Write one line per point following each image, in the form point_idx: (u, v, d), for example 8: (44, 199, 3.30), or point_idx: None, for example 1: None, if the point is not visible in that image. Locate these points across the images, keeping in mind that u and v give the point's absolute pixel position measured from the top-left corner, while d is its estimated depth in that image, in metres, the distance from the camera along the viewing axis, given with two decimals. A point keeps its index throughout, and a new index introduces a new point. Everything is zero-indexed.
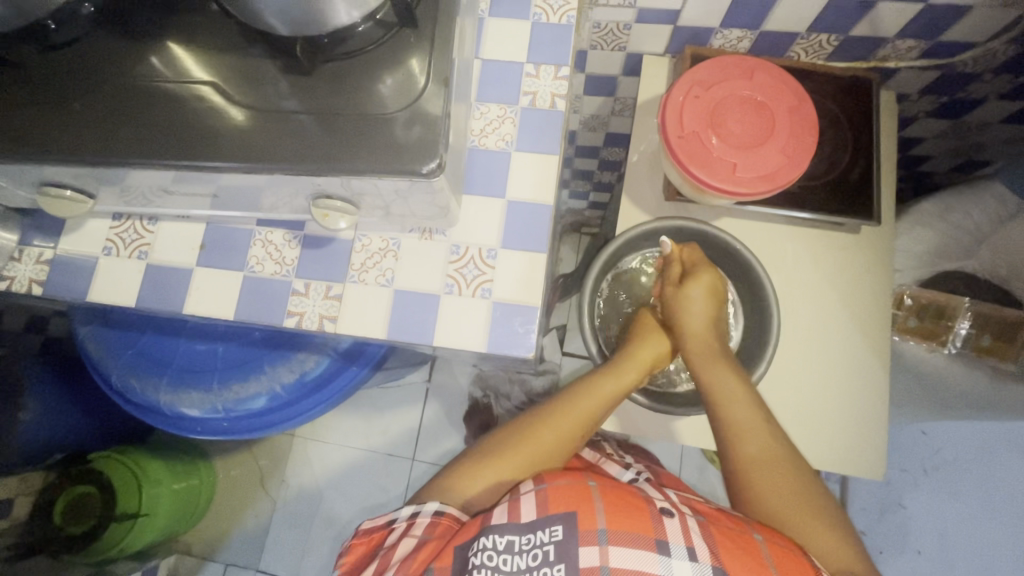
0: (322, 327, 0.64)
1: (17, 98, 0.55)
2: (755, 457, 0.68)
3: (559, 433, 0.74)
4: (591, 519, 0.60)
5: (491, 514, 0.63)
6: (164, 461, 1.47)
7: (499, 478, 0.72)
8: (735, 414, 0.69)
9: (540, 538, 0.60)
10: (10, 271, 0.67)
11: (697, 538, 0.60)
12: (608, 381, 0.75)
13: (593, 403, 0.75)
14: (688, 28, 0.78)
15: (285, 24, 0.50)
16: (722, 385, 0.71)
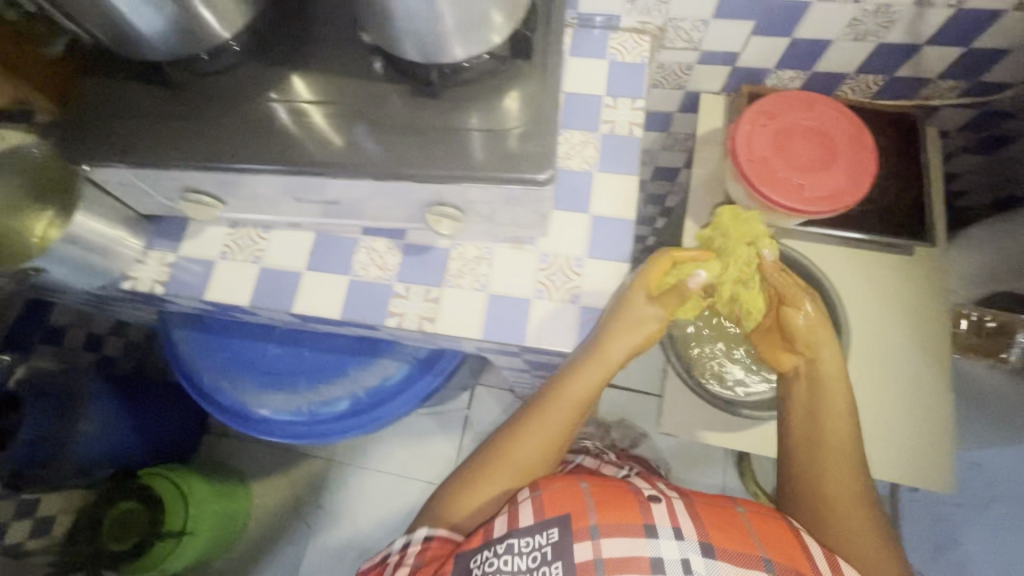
0: (421, 327, 0.69)
1: (174, 116, 0.63)
2: (834, 454, 0.69)
3: (545, 435, 0.70)
4: (583, 516, 0.62)
5: (493, 526, 0.65)
6: (207, 480, 1.49)
7: (496, 491, 0.71)
8: (827, 415, 0.70)
9: (539, 540, 0.61)
10: (135, 272, 0.74)
11: (682, 518, 0.63)
12: (580, 382, 0.67)
13: (566, 405, 0.69)
14: (745, 69, 0.86)
15: (417, 53, 0.57)
16: (834, 385, 0.70)
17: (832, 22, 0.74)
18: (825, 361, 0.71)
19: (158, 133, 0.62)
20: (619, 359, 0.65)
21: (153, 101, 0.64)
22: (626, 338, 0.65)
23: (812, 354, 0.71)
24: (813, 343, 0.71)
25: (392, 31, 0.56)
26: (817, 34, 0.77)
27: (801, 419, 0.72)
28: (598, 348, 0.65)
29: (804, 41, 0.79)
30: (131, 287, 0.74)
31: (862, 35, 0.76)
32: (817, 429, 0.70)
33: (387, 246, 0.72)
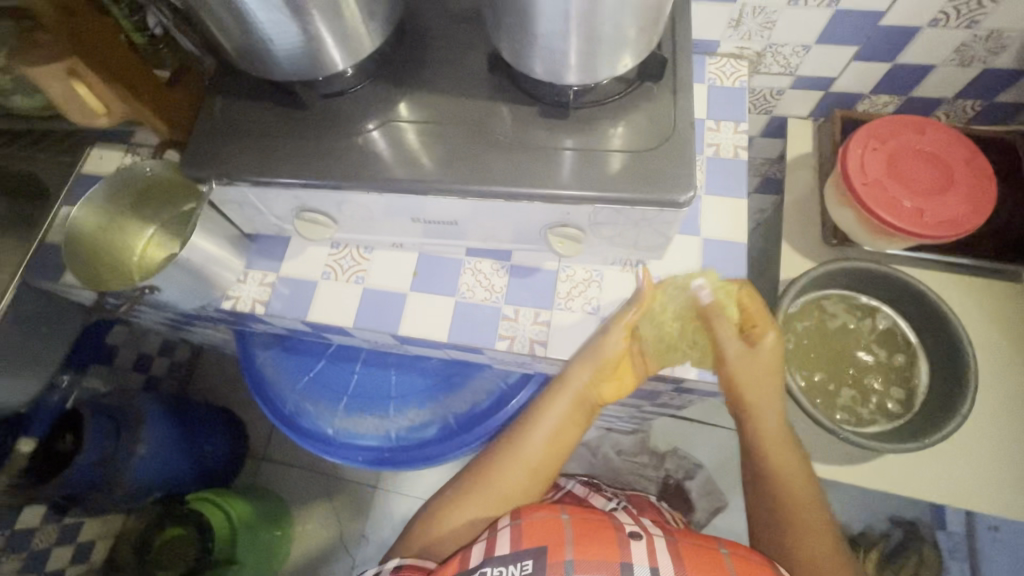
0: (533, 351, 0.67)
1: (296, 136, 0.63)
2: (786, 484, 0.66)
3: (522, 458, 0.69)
4: (559, 550, 0.58)
5: (470, 552, 0.62)
6: (254, 504, 1.45)
7: (475, 516, 0.68)
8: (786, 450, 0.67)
9: (512, 572, 0.58)
10: (236, 292, 0.73)
11: (662, 558, 0.59)
12: (554, 407, 0.69)
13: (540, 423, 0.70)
14: (838, 95, 0.85)
15: (549, 72, 0.56)
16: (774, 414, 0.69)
17: (940, 47, 0.74)
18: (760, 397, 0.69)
19: (280, 152, 0.62)
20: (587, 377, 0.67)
21: (272, 121, 0.64)
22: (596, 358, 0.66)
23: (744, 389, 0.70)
24: (745, 391, 0.67)
25: (528, 50, 0.54)
26: (920, 60, 0.77)
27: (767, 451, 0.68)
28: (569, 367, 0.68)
29: (906, 66, 0.78)
30: (232, 306, 0.73)
31: (968, 60, 0.75)
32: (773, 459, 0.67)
33: (492, 266, 0.71)
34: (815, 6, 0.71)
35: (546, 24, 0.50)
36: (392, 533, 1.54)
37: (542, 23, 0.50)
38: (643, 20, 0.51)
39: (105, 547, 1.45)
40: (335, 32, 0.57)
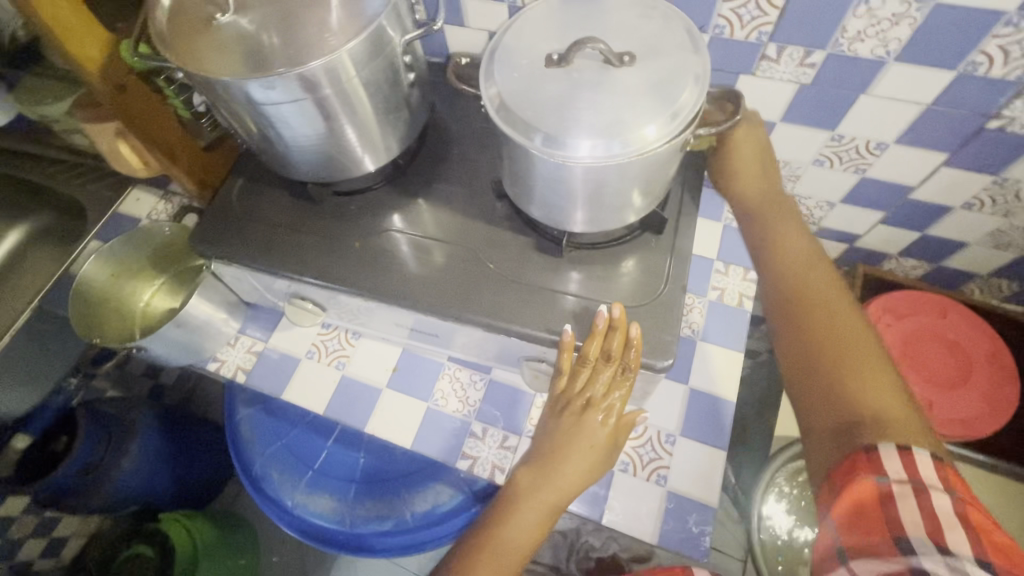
0: (493, 476, 0.65)
1: (303, 226, 0.65)
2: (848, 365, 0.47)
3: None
4: None
5: None
6: (209, 518, 1.43)
7: None
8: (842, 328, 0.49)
9: None
10: (223, 354, 0.75)
11: None
12: (539, 497, 0.53)
13: (509, 551, 0.51)
14: (862, 250, 0.82)
15: (544, 213, 0.57)
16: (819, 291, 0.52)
17: (972, 228, 0.70)
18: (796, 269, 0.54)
19: (285, 241, 0.64)
20: (572, 498, 0.53)
21: (285, 208, 0.67)
22: (580, 478, 0.53)
23: (773, 272, 0.55)
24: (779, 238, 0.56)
25: (527, 195, 0.56)
26: (951, 235, 0.73)
27: (806, 334, 0.50)
28: (550, 471, 0.53)
29: (936, 238, 0.75)
30: (216, 369, 0.74)
31: (1004, 245, 0.71)
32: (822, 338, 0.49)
33: (469, 376, 0.70)
34: (841, 170, 0.69)
35: (545, 182, 0.52)
36: None
37: (539, 177, 0.52)
38: (640, 186, 0.52)
39: (78, 545, 1.47)
40: (360, 142, 0.59)
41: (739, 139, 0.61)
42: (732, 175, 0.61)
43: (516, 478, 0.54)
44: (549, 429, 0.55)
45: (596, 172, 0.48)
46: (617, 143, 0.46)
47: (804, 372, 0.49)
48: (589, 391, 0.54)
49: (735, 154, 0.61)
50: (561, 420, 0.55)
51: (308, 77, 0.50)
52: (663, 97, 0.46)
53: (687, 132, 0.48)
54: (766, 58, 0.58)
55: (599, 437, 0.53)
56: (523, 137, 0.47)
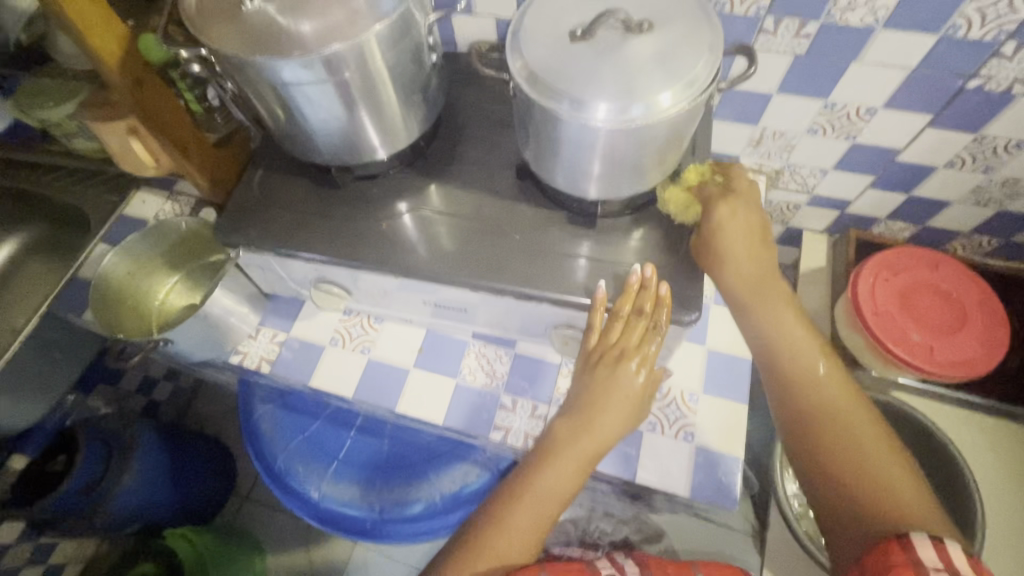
0: (527, 445, 0.67)
1: (328, 211, 0.67)
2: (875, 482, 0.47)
3: (533, 530, 0.53)
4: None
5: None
6: (217, 533, 1.40)
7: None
8: (861, 440, 0.49)
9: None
10: (246, 347, 0.75)
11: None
12: (577, 446, 0.55)
13: (549, 498, 0.53)
14: (853, 216, 0.87)
15: (568, 181, 0.60)
16: (833, 406, 0.51)
17: (955, 187, 0.76)
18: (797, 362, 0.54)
19: (311, 226, 0.66)
20: (609, 447, 0.56)
21: (307, 197, 0.68)
22: (617, 427, 0.56)
23: (780, 381, 0.54)
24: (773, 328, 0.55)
25: (551, 164, 0.59)
26: (935, 195, 0.78)
27: (820, 448, 0.51)
28: (589, 423, 0.55)
29: (922, 199, 0.80)
30: (239, 362, 0.74)
31: (984, 201, 0.77)
32: (842, 453, 0.49)
33: (495, 350, 0.72)
34: (833, 137, 0.74)
35: (569, 149, 0.55)
36: None
37: (565, 143, 0.54)
38: (660, 150, 0.55)
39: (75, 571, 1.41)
40: (382, 123, 0.61)
41: (726, 216, 0.56)
42: (727, 262, 0.56)
43: (554, 429, 0.57)
44: (586, 381, 0.57)
45: (619, 136, 0.51)
46: (638, 106, 0.49)
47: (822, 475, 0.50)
48: (624, 345, 0.57)
49: (722, 247, 0.56)
50: (597, 370, 0.57)
51: (332, 59, 0.51)
52: (679, 64, 0.49)
53: (706, 94, 0.50)
54: (764, 31, 0.63)
55: (632, 388, 0.56)
56: (551, 104, 0.50)
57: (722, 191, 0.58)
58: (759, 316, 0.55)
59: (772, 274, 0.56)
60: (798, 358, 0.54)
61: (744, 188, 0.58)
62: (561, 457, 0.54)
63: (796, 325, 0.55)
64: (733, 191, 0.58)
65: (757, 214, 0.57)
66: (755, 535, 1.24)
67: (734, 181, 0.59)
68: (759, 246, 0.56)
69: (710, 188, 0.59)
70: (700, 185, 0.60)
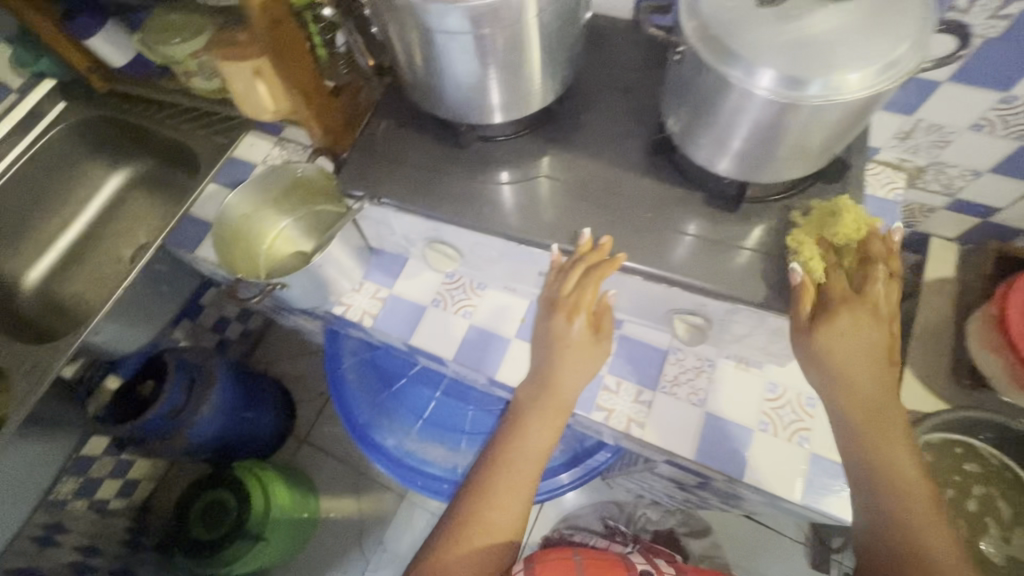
0: (628, 430, 0.65)
1: (450, 170, 0.66)
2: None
3: (521, 492, 0.57)
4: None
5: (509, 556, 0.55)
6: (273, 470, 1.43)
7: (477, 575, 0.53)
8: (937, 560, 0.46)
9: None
10: (349, 299, 0.76)
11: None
12: (538, 395, 0.59)
13: (526, 453, 0.58)
14: (996, 225, 0.80)
15: (717, 157, 0.56)
16: (923, 531, 0.48)
17: None
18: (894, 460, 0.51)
19: (434, 184, 0.65)
20: (574, 396, 0.59)
21: (422, 154, 0.67)
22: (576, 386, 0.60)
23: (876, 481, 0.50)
24: (875, 418, 0.51)
25: (700, 137, 0.55)
26: None
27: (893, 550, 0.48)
28: (554, 393, 0.59)
29: None
30: (342, 313, 0.75)
31: None
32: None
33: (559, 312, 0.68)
34: (1001, 136, 0.66)
35: (728, 122, 0.51)
36: (409, 550, 1.48)
37: (724, 116, 0.51)
38: (826, 136, 0.50)
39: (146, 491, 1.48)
40: (519, 84, 0.58)
41: (846, 328, 0.51)
42: (839, 372, 0.52)
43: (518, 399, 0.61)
44: (540, 341, 0.60)
45: (790, 114, 0.47)
46: (816, 84, 0.44)
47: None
48: (570, 297, 0.58)
49: (834, 362, 0.52)
50: (550, 337, 0.59)
51: (486, 11, 0.49)
52: (875, 43, 0.44)
53: (896, 86, 0.45)
54: (954, 9, 0.56)
55: (581, 344, 0.59)
56: (723, 68, 0.47)
57: (854, 294, 0.53)
58: (873, 439, 0.51)
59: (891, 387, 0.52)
60: (898, 471, 0.50)
61: (875, 291, 0.52)
62: (531, 410, 0.59)
63: (907, 453, 0.51)
64: (859, 297, 0.52)
65: (880, 330, 0.52)
66: (808, 546, 1.19)
67: (863, 283, 0.53)
68: (880, 363, 0.52)
69: (836, 283, 0.53)
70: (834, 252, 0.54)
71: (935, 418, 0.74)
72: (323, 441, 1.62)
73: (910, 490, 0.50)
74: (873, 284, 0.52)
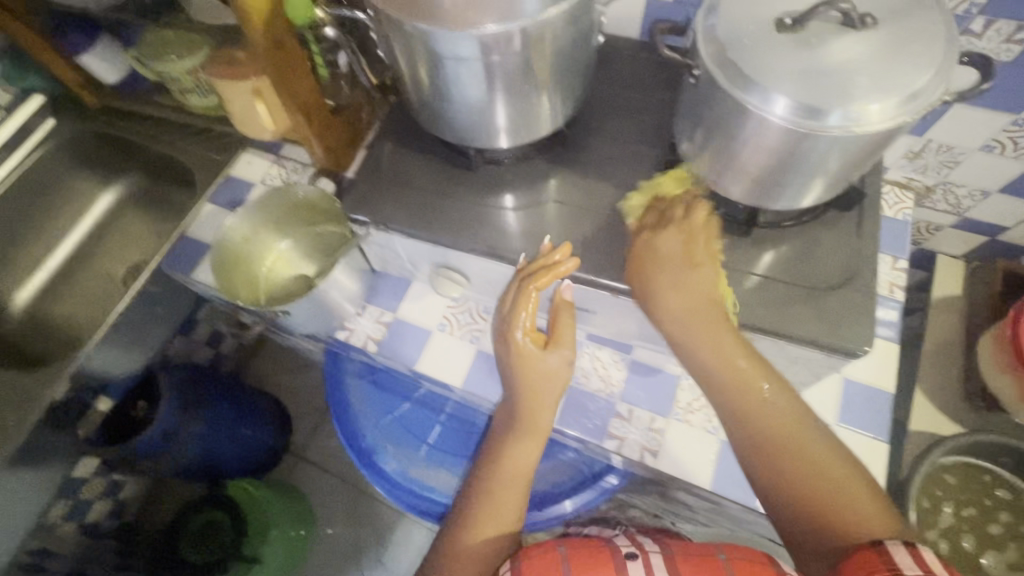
0: (642, 458, 0.63)
1: (458, 194, 0.64)
2: (834, 502, 0.44)
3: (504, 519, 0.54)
4: None
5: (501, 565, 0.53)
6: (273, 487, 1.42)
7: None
8: (817, 459, 0.46)
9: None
10: (352, 324, 0.73)
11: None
12: (515, 419, 0.59)
13: (514, 478, 0.57)
14: (1003, 244, 0.79)
15: (730, 181, 0.55)
16: (797, 439, 0.47)
17: None
18: (733, 370, 0.51)
19: (442, 208, 0.63)
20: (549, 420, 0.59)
21: (436, 177, 0.65)
22: (546, 401, 0.59)
23: (724, 394, 0.51)
24: (692, 320, 0.52)
25: (715, 162, 0.54)
26: None
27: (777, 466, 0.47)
28: (523, 411, 0.59)
29: None
30: (345, 338, 0.73)
31: None
32: (806, 481, 0.45)
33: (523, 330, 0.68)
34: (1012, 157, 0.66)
35: (745, 149, 0.50)
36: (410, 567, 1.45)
37: (741, 141, 0.50)
38: (843, 165, 0.49)
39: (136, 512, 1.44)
40: (530, 107, 0.57)
41: (650, 243, 0.55)
42: (645, 288, 0.54)
43: (499, 422, 0.62)
44: (504, 369, 0.61)
45: (806, 144, 0.46)
46: (836, 116, 0.43)
47: (793, 494, 0.46)
48: (513, 312, 0.58)
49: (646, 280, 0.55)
50: (505, 354, 0.60)
51: (497, 35, 0.47)
52: (898, 73, 0.43)
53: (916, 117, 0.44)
54: (968, 33, 0.56)
55: (537, 356, 0.59)
56: (742, 96, 0.45)
57: (659, 218, 0.57)
58: (688, 340, 0.52)
59: (709, 294, 0.53)
60: (735, 373, 0.51)
61: (682, 211, 0.56)
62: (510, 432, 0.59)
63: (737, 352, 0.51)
64: (664, 220, 0.56)
65: (683, 239, 0.54)
66: None
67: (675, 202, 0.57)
68: (690, 264, 0.53)
69: (649, 214, 0.57)
70: (661, 198, 0.59)
71: (950, 440, 0.73)
72: (319, 457, 1.59)
73: (741, 378, 0.50)
74: (675, 206, 0.56)
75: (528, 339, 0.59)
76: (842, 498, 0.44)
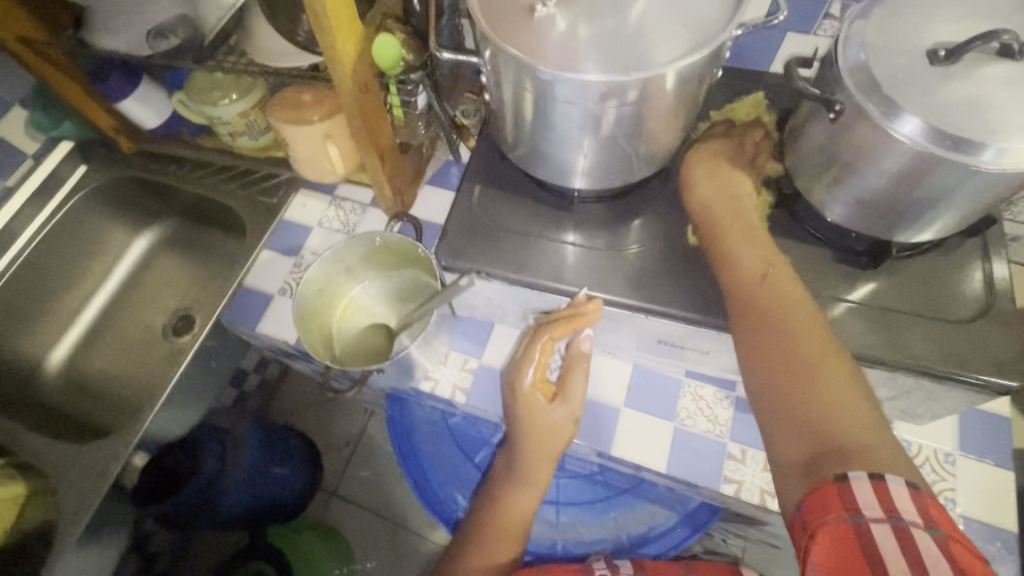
0: (764, 502, 0.61)
1: (556, 235, 0.61)
2: (821, 401, 0.43)
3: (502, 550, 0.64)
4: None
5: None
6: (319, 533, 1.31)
7: None
8: (824, 364, 0.45)
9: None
10: (436, 374, 0.70)
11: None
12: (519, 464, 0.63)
13: (510, 525, 0.64)
14: None
15: (856, 214, 0.53)
16: (811, 338, 0.46)
17: None
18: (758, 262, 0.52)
19: (542, 252, 0.60)
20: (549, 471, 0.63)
21: (529, 218, 0.62)
22: (546, 454, 0.62)
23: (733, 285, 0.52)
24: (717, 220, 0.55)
25: (842, 194, 0.52)
26: None
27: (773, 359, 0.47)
28: (525, 462, 0.62)
29: None
30: (431, 389, 0.69)
31: None
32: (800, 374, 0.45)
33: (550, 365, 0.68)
34: None
35: (883, 182, 0.48)
36: None
37: (880, 174, 0.47)
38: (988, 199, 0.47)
39: None
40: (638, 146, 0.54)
41: (712, 149, 0.60)
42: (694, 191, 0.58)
43: (502, 463, 0.66)
44: (511, 411, 0.62)
45: (955, 180, 0.44)
46: (990, 152, 0.41)
47: (780, 380, 0.45)
48: (526, 364, 0.59)
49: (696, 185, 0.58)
50: (513, 398, 0.61)
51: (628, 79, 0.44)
52: None
53: None
54: None
55: (544, 407, 0.60)
56: (892, 129, 0.44)
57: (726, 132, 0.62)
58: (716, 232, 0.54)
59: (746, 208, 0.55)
60: (760, 266, 0.51)
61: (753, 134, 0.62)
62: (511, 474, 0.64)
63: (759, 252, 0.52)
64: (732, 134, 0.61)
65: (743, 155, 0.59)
66: None
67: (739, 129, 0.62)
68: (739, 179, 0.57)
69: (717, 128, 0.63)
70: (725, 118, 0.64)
71: None
72: (352, 492, 1.46)
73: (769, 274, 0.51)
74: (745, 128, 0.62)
75: (537, 389, 0.60)
76: (831, 406, 0.43)
